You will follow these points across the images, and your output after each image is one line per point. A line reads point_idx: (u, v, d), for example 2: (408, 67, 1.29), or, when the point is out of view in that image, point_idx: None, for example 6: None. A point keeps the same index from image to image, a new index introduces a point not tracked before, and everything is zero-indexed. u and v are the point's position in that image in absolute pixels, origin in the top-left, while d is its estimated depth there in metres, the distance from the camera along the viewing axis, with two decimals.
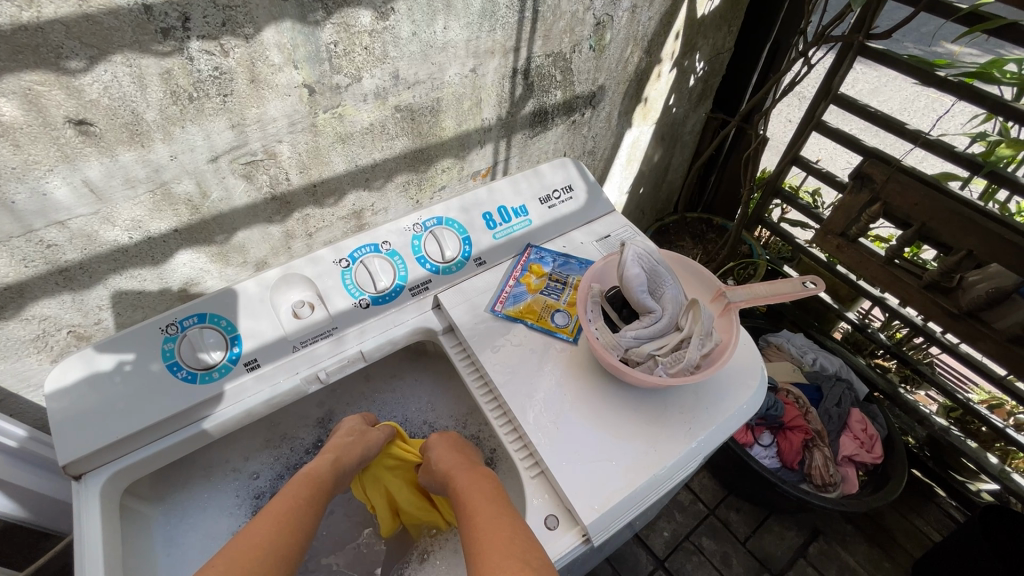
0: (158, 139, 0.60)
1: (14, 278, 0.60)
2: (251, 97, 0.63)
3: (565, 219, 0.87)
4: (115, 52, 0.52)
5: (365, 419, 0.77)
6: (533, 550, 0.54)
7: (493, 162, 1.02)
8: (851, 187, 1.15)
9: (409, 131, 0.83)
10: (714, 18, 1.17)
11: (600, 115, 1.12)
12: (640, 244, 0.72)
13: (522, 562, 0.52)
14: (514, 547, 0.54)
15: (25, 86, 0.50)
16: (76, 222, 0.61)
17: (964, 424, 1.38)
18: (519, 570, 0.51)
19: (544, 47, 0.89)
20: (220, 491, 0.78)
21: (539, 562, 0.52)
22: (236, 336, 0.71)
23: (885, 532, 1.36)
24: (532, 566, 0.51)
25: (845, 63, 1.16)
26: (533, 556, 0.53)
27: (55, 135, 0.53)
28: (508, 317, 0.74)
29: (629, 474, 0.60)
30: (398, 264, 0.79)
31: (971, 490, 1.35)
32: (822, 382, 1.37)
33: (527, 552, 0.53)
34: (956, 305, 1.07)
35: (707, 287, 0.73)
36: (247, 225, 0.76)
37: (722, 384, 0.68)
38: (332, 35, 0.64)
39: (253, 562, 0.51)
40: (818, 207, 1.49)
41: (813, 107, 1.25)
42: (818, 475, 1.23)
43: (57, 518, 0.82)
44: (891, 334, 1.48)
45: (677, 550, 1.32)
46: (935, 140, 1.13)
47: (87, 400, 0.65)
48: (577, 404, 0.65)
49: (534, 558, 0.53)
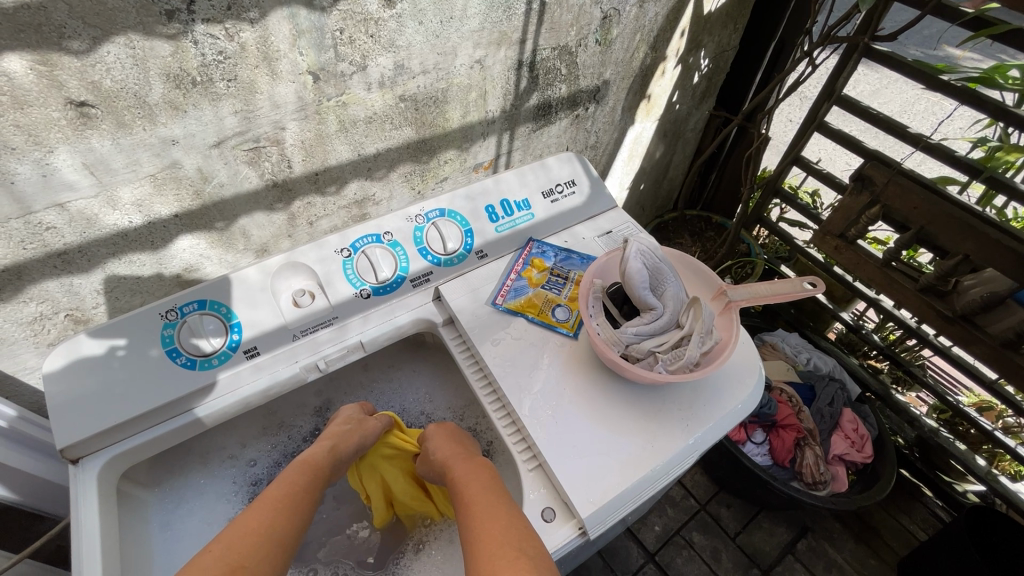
0: (160, 123, 0.59)
1: (11, 259, 0.60)
2: (256, 82, 0.62)
3: (568, 214, 0.87)
4: (118, 34, 0.51)
5: (363, 407, 0.77)
6: (529, 539, 0.54)
7: (496, 155, 1.02)
8: (852, 188, 1.15)
9: (413, 121, 0.82)
10: (720, 15, 1.16)
11: (604, 109, 1.12)
12: (643, 241, 0.72)
13: (518, 550, 0.52)
14: (511, 535, 0.54)
15: (26, 66, 0.49)
16: (76, 205, 0.60)
17: (952, 425, 1.41)
18: (515, 559, 0.51)
19: (550, 39, 0.88)
20: (217, 478, 0.78)
21: (535, 551, 0.53)
22: (236, 323, 0.71)
23: (872, 530, 1.38)
24: (528, 554, 0.52)
25: (850, 64, 1.15)
26: (529, 544, 0.53)
27: (55, 116, 0.53)
28: (509, 311, 0.74)
29: (626, 468, 0.61)
30: (400, 256, 0.79)
31: (956, 491, 1.37)
32: (815, 381, 1.39)
33: (523, 541, 0.54)
34: (951, 309, 1.07)
35: (709, 286, 0.73)
36: (248, 212, 0.76)
37: (721, 381, 0.68)
38: (338, 21, 0.64)
39: (248, 547, 0.51)
40: (817, 207, 1.49)
41: (816, 107, 1.24)
42: (808, 473, 1.25)
43: (51, 500, 0.80)
44: (884, 335, 1.49)
45: (667, 545, 1.33)
46: (936, 143, 1.13)
47: (86, 384, 0.65)
48: (575, 398, 0.66)
49: (530, 546, 0.53)
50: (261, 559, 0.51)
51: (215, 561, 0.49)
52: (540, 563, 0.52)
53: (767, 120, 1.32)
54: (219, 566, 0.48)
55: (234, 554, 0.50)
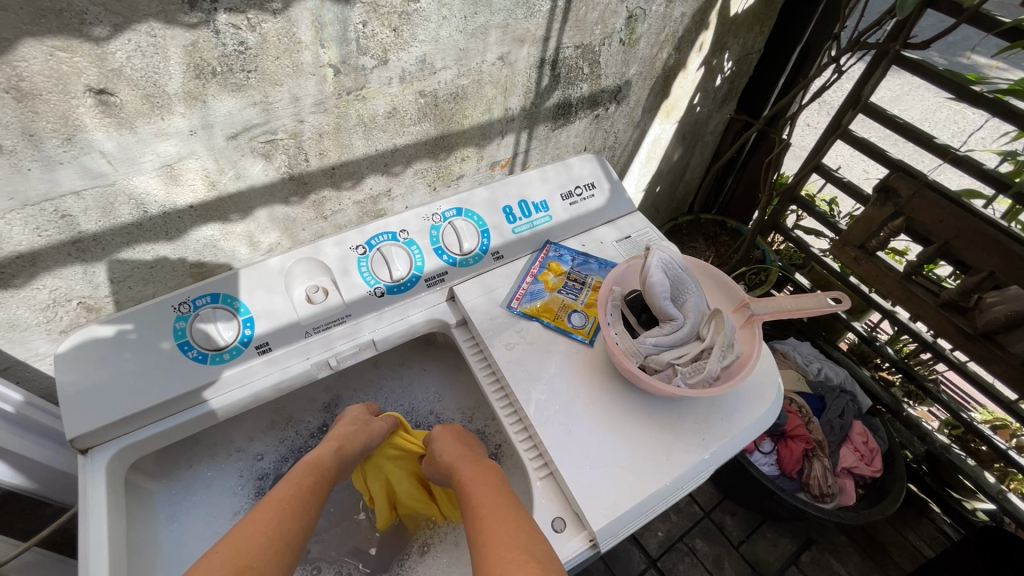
0: (178, 113, 0.58)
1: (27, 246, 0.59)
2: (278, 74, 0.61)
3: (587, 217, 0.85)
4: (140, 21, 0.50)
5: (369, 408, 0.77)
6: (538, 542, 0.53)
7: (513, 153, 1.00)
8: (875, 200, 1.13)
9: (432, 116, 0.81)
10: (746, 17, 1.14)
11: (624, 109, 1.10)
12: (665, 249, 0.71)
13: (527, 553, 0.52)
14: (519, 537, 0.54)
15: (47, 52, 0.48)
16: (91, 193, 0.59)
17: (964, 442, 1.39)
18: (524, 562, 0.50)
19: (574, 37, 0.87)
20: (224, 471, 0.78)
21: (544, 554, 0.52)
22: (248, 318, 0.70)
23: (877, 545, 1.36)
24: (537, 558, 0.51)
25: (878, 72, 1.12)
26: (538, 547, 0.53)
27: (74, 103, 0.52)
28: (524, 315, 0.73)
29: (640, 481, 0.60)
30: (415, 254, 0.77)
31: (966, 508, 1.34)
32: (826, 392, 1.37)
33: (532, 544, 0.53)
34: (972, 326, 1.04)
35: (730, 298, 0.72)
36: (263, 204, 0.75)
37: (739, 396, 0.67)
38: (361, 14, 0.62)
39: (257, 545, 0.51)
40: (836, 216, 1.47)
41: (840, 115, 1.22)
42: (815, 485, 1.23)
43: (63, 488, 0.81)
44: (897, 348, 1.47)
45: (670, 551, 1.32)
46: (963, 156, 1.10)
47: (96, 374, 0.64)
48: (590, 407, 0.64)
49: (539, 549, 0.52)
50: (269, 561, 0.50)
51: (223, 562, 0.48)
52: (549, 566, 0.51)
53: (789, 126, 1.30)
54: (227, 566, 0.48)
55: (243, 554, 0.49)
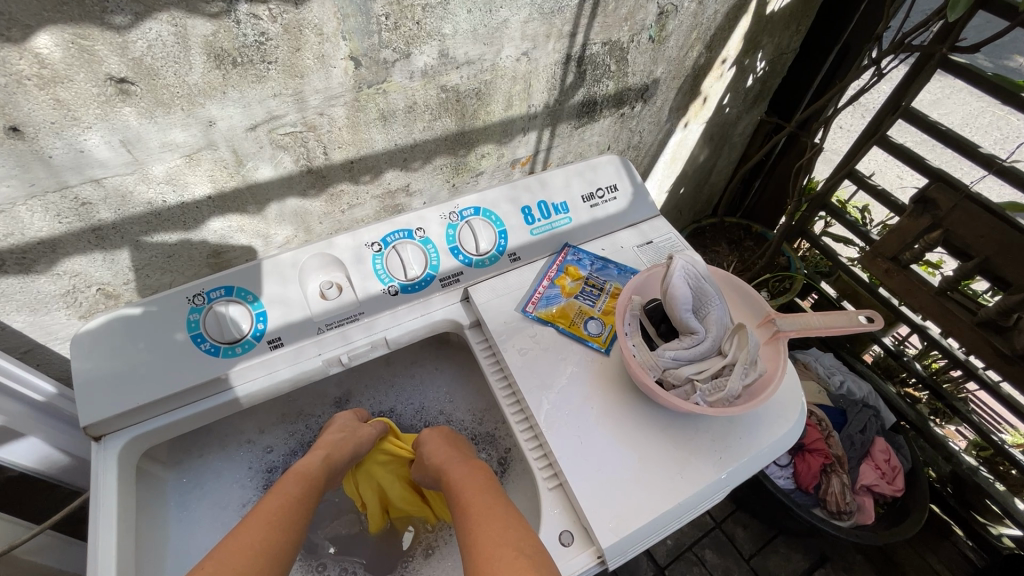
0: (198, 104, 0.58)
1: (48, 232, 0.60)
2: (297, 65, 0.60)
3: (609, 220, 0.83)
4: (161, 10, 0.49)
5: (357, 414, 0.76)
6: (527, 538, 0.53)
7: (535, 150, 0.98)
8: (910, 211, 1.07)
9: (453, 112, 0.80)
10: (783, 15, 1.09)
11: (651, 108, 1.06)
12: (688, 258, 0.68)
13: (517, 550, 0.50)
14: (508, 534, 0.53)
15: (69, 39, 0.47)
16: (111, 181, 0.59)
17: (993, 464, 1.32)
18: (513, 559, 0.49)
19: (602, 34, 0.84)
20: (233, 461, 0.78)
21: (535, 551, 0.51)
22: (261, 312, 0.70)
23: (894, 566, 1.32)
24: (527, 553, 0.50)
25: (922, 75, 1.06)
26: (527, 544, 0.52)
27: (96, 92, 0.52)
28: (539, 320, 0.71)
29: (653, 497, 0.58)
30: (431, 253, 0.76)
31: (991, 534, 1.27)
32: (847, 406, 1.32)
33: (522, 541, 0.52)
34: (1010, 347, 0.99)
35: (755, 311, 0.69)
36: (280, 197, 0.74)
37: (761, 413, 0.64)
38: (383, 7, 0.61)
39: (243, 560, 0.49)
40: (868, 224, 1.41)
41: (877, 120, 1.16)
42: (833, 501, 1.18)
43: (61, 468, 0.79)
44: (926, 363, 1.40)
45: (679, 560, 1.30)
46: (1009, 167, 1.04)
47: (112, 362, 0.65)
48: (603, 419, 0.62)
49: (528, 546, 0.51)
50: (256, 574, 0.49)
51: None
52: (539, 561, 0.50)
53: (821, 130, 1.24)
54: None
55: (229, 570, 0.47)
